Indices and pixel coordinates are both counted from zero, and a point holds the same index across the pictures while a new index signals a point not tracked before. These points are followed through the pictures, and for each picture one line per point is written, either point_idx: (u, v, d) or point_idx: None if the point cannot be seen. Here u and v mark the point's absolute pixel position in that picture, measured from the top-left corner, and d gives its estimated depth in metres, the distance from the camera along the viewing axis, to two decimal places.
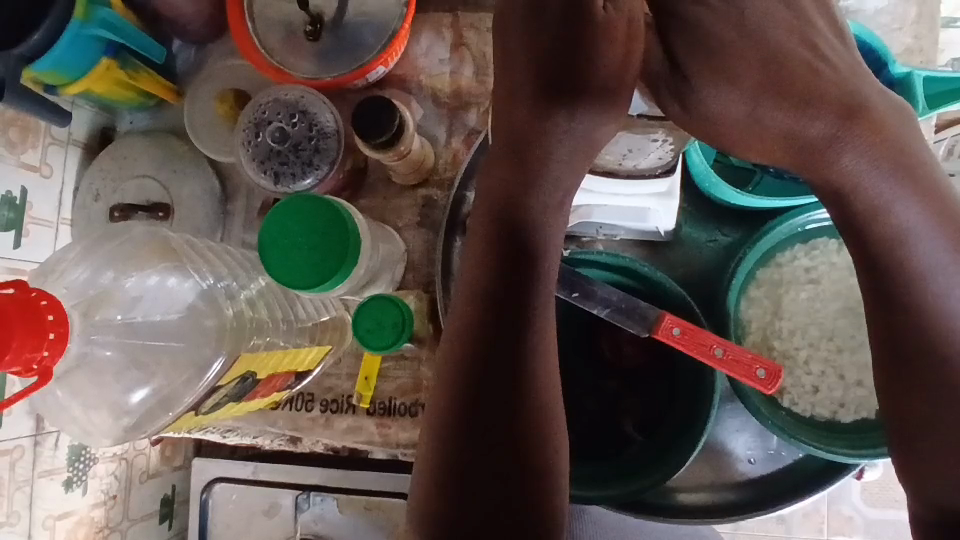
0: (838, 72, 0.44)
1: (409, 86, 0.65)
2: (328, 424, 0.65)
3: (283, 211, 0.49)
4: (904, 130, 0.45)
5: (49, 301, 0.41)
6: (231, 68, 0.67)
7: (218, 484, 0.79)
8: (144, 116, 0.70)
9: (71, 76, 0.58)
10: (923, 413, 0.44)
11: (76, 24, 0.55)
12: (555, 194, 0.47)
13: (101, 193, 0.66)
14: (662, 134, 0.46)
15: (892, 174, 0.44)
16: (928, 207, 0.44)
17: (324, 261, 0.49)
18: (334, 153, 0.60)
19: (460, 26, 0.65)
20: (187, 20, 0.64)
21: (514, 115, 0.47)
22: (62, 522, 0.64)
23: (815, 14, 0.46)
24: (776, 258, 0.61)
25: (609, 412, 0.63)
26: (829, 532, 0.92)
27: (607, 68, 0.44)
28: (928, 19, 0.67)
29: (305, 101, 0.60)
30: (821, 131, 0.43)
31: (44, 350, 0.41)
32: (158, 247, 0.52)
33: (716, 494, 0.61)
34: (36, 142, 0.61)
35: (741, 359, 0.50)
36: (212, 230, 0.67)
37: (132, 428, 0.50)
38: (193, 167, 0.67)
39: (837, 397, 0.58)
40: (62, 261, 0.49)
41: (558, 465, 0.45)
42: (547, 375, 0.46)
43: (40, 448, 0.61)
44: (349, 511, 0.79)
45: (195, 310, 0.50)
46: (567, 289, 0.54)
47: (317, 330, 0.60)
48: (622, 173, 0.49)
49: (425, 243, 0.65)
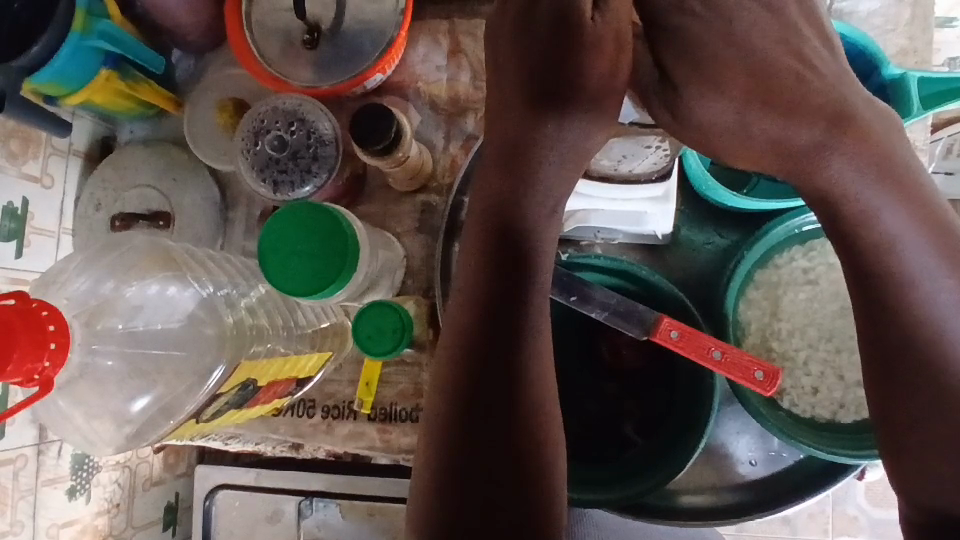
0: (826, 78, 0.45)
1: (407, 93, 0.66)
2: (329, 430, 0.66)
3: (281, 220, 0.49)
4: (893, 139, 0.45)
5: (50, 310, 0.42)
6: (230, 77, 0.68)
7: (222, 491, 0.79)
8: (144, 125, 0.70)
9: (71, 88, 0.58)
10: (914, 416, 0.44)
11: (76, 35, 0.55)
12: (548, 200, 0.48)
13: (103, 202, 0.67)
14: (656, 140, 0.49)
15: (878, 179, 0.44)
16: (917, 212, 0.44)
17: (324, 268, 0.49)
18: (333, 161, 0.61)
19: (456, 32, 0.66)
20: (185, 30, 0.65)
21: (510, 124, 0.47)
22: (66, 530, 0.65)
23: (803, 22, 0.46)
24: (774, 259, 0.61)
25: (609, 414, 0.63)
26: (834, 532, 0.92)
27: (595, 80, 0.45)
28: (922, 20, 0.67)
29: (305, 109, 0.61)
30: (809, 138, 0.44)
31: (45, 360, 0.41)
32: (158, 255, 0.52)
33: (717, 496, 0.62)
34: (37, 152, 0.61)
35: (738, 361, 0.50)
36: (213, 238, 0.67)
37: (134, 436, 0.50)
38: (193, 175, 0.68)
39: (837, 398, 0.58)
40: (63, 271, 0.50)
41: (556, 468, 0.45)
42: (544, 380, 0.46)
43: (43, 456, 0.61)
44: (352, 516, 0.80)
45: (195, 318, 0.50)
46: (564, 292, 0.54)
47: (317, 337, 0.61)
48: (618, 178, 0.50)
49: (425, 247, 0.65)
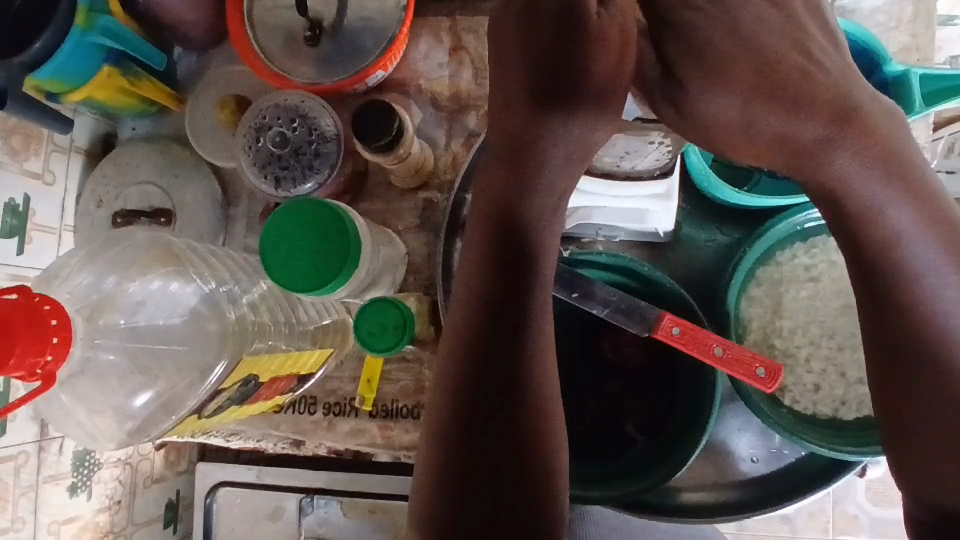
0: (830, 75, 0.45)
1: (409, 90, 0.66)
2: (330, 427, 0.66)
3: (281, 217, 0.49)
4: (898, 134, 0.45)
5: (53, 306, 0.42)
6: (231, 74, 0.68)
7: (223, 488, 0.79)
8: (147, 123, 0.70)
9: (72, 84, 0.58)
10: (918, 414, 0.44)
11: (77, 31, 0.55)
12: (551, 196, 0.48)
13: (104, 199, 0.67)
14: (657, 136, 0.48)
15: (883, 176, 0.44)
16: (922, 207, 0.44)
17: (326, 264, 0.49)
18: (334, 157, 0.61)
19: (458, 29, 0.66)
20: (187, 27, 0.65)
21: (513, 119, 0.47)
22: (67, 527, 0.65)
23: (807, 18, 0.46)
24: (776, 257, 0.61)
25: (611, 412, 0.63)
26: (835, 532, 0.91)
27: (600, 75, 0.45)
28: (924, 18, 0.67)
29: (307, 105, 0.61)
30: (813, 134, 0.44)
31: (47, 355, 0.41)
32: (161, 251, 0.52)
33: (719, 493, 0.62)
34: (39, 149, 0.61)
35: (740, 357, 0.50)
36: (215, 235, 0.67)
37: (136, 432, 0.50)
38: (195, 172, 0.68)
39: (839, 395, 0.58)
40: (66, 266, 0.50)
41: (557, 466, 0.45)
42: (546, 377, 0.46)
43: (45, 453, 0.61)
44: (354, 513, 0.79)
45: (197, 314, 0.51)
46: (566, 289, 0.54)
47: (318, 334, 0.61)
48: (619, 175, 0.51)
49: (426, 244, 0.65)
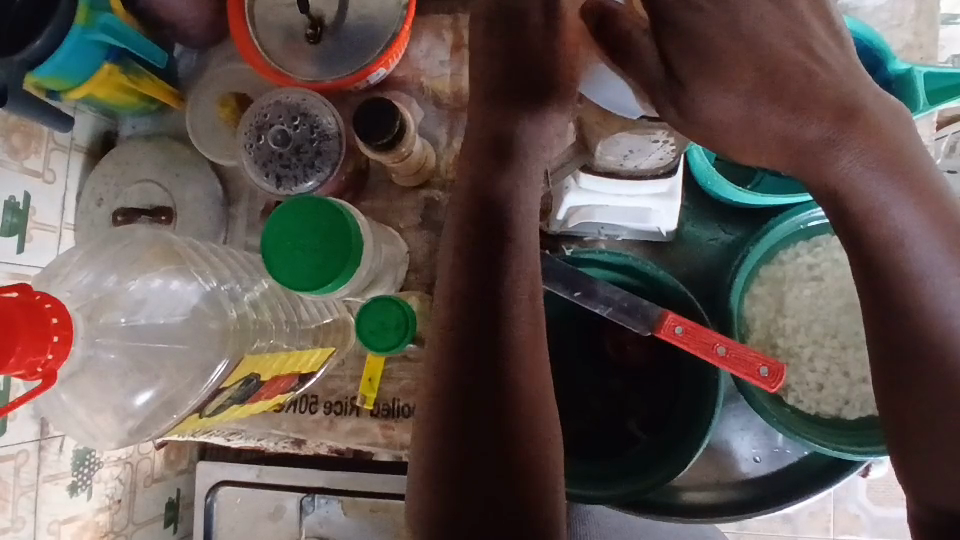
0: (835, 73, 0.43)
1: (410, 88, 0.66)
2: (331, 426, 0.65)
3: (284, 215, 0.49)
4: (904, 133, 0.44)
5: (53, 304, 0.42)
6: (232, 72, 0.68)
7: (223, 488, 0.79)
8: (147, 121, 0.70)
9: (72, 82, 0.58)
10: (923, 414, 0.44)
11: (77, 29, 0.55)
12: (528, 189, 0.48)
13: (104, 198, 0.66)
14: (662, 134, 0.45)
15: (889, 175, 0.43)
16: (927, 206, 0.44)
17: (327, 262, 0.49)
18: (335, 155, 0.61)
19: (460, 27, 0.65)
20: (188, 25, 0.64)
21: (491, 114, 0.48)
22: (67, 527, 0.64)
23: (812, 15, 0.45)
24: (779, 256, 0.61)
25: (613, 410, 0.63)
26: (836, 531, 0.91)
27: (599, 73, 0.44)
28: (927, 16, 0.67)
29: (308, 103, 0.61)
30: (818, 133, 0.43)
31: (48, 354, 0.41)
32: (161, 249, 0.51)
33: (721, 493, 0.61)
34: (39, 148, 0.61)
35: (743, 357, 0.49)
36: (215, 233, 0.67)
37: (136, 431, 0.50)
38: (196, 170, 0.68)
39: (842, 394, 0.58)
40: (66, 264, 0.49)
41: (553, 456, 0.45)
42: (538, 369, 0.46)
43: (45, 452, 0.61)
44: (354, 512, 0.79)
45: (199, 312, 0.50)
46: (569, 287, 0.54)
47: (320, 332, 0.61)
48: (623, 173, 0.50)
49: (427, 243, 0.65)
